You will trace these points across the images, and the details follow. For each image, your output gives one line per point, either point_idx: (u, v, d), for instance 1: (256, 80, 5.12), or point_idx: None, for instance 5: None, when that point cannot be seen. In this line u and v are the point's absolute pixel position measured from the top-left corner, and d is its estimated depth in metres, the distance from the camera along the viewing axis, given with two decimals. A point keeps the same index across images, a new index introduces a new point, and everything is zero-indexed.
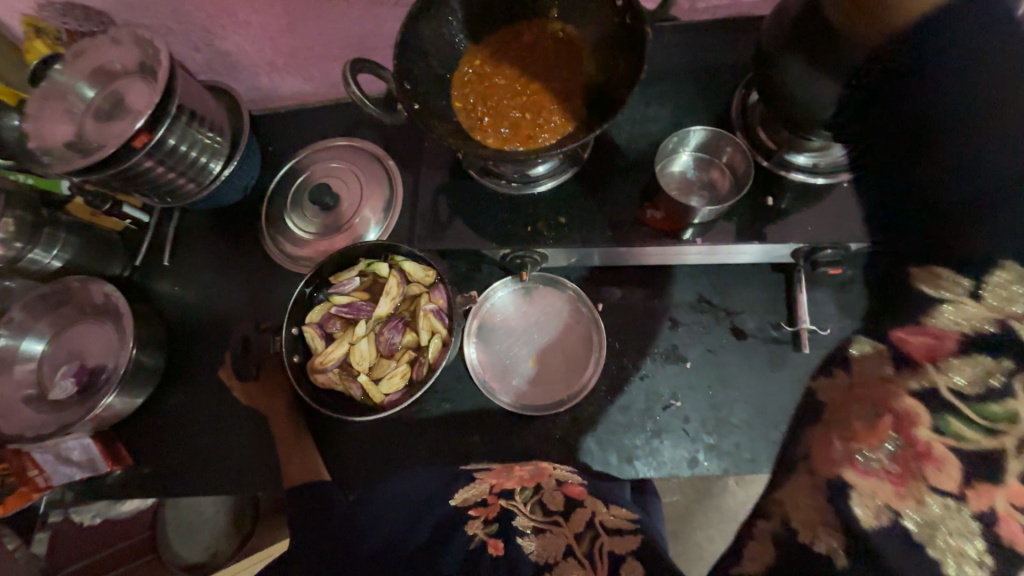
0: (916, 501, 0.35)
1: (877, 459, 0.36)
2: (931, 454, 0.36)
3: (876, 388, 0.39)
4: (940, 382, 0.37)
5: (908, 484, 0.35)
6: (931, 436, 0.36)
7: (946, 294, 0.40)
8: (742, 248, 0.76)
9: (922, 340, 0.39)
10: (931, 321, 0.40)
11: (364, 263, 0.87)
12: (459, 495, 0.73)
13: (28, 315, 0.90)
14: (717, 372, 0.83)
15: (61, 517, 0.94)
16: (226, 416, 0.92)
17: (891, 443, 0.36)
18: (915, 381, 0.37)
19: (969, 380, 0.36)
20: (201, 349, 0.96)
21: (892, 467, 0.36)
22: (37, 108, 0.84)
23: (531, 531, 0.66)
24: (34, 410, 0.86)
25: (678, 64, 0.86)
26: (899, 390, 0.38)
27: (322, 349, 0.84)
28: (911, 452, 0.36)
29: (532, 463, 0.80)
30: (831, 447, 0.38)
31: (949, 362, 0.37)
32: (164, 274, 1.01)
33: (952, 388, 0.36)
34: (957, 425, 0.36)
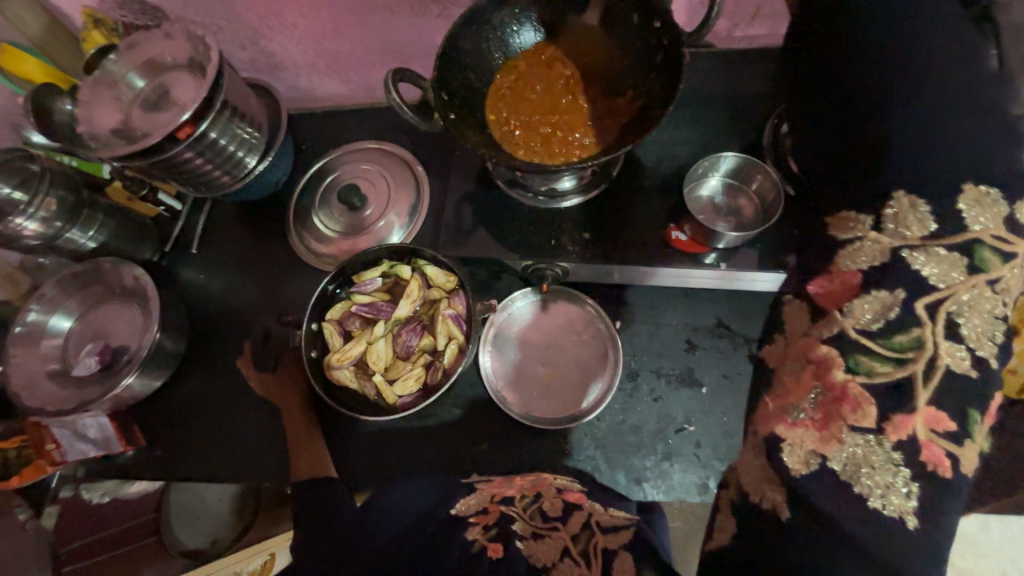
0: (838, 441, 0.42)
1: (803, 410, 0.45)
2: (849, 396, 0.43)
3: (804, 344, 0.49)
4: (847, 325, 0.45)
5: (829, 427, 0.43)
6: (847, 377, 0.44)
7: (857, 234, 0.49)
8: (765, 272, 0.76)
9: (835, 290, 0.49)
10: (841, 265, 0.49)
11: (387, 264, 0.88)
12: (460, 504, 0.73)
13: (59, 292, 0.93)
14: (732, 399, 0.82)
15: (72, 493, 0.96)
16: (240, 404, 0.93)
17: (814, 393, 0.45)
18: (827, 328, 0.47)
19: (873, 316, 0.44)
20: (220, 337, 0.98)
21: (815, 416, 0.44)
22: (88, 94, 0.87)
23: (530, 536, 0.66)
24: (56, 385, 0.88)
25: (710, 90, 0.87)
26: (816, 341, 0.47)
27: (340, 346, 0.85)
28: (829, 396, 0.44)
29: (533, 475, 0.79)
30: (772, 410, 0.49)
31: (851, 307, 0.46)
32: (191, 261, 1.04)
33: (859, 327, 0.45)
34: (867, 363, 0.43)
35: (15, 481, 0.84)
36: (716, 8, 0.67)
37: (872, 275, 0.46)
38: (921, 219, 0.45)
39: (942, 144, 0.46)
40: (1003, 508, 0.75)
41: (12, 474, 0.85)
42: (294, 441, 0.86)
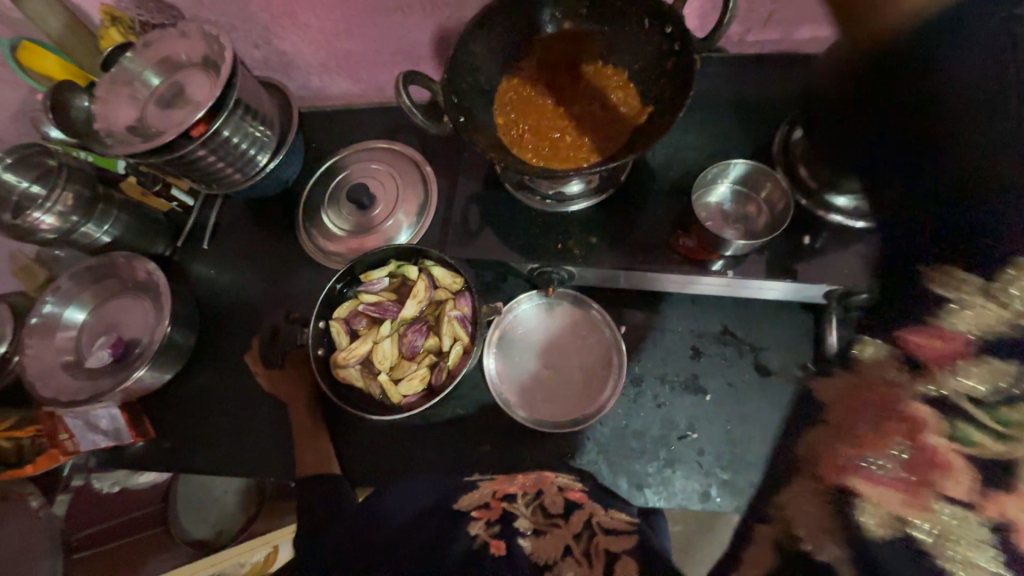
0: (925, 509, 0.33)
1: (882, 464, 0.35)
2: (945, 464, 0.33)
3: (888, 387, 0.37)
4: (952, 390, 0.34)
5: (918, 494, 0.34)
6: (943, 441, 0.34)
7: (963, 294, 0.36)
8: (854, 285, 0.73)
9: (934, 345, 0.36)
10: (940, 320, 0.37)
11: (394, 264, 0.89)
12: (462, 498, 0.74)
13: (75, 285, 0.95)
14: (737, 408, 0.82)
15: (83, 482, 0.99)
16: (248, 399, 0.95)
17: (900, 446, 0.34)
18: (925, 385, 0.35)
19: (983, 383, 0.34)
20: (229, 333, 0.99)
21: (903, 476, 0.34)
22: (106, 91, 0.89)
23: (531, 533, 0.66)
24: (69, 376, 0.90)
25: (721, 95, 0.86)
26: (909, 394, 0.36)
27: (345, 344, 0.86)
28: (921, 458, 0.34)
29: (535, 470, 0.80)
30: (837, 449, 0.37)
31: (962, 367, 0.34)
32: (203, 257, 1.05)
33: (967, 395, 0.34)
34: (972, 432, 0.33)
35: (30, 469, 0.86)
36: (728, 14, 0.67)
37: (992, 346, 0.34)
38: None
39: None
40: None
41: (26, 462, 0.88)
42: (300, 435, 0.87)
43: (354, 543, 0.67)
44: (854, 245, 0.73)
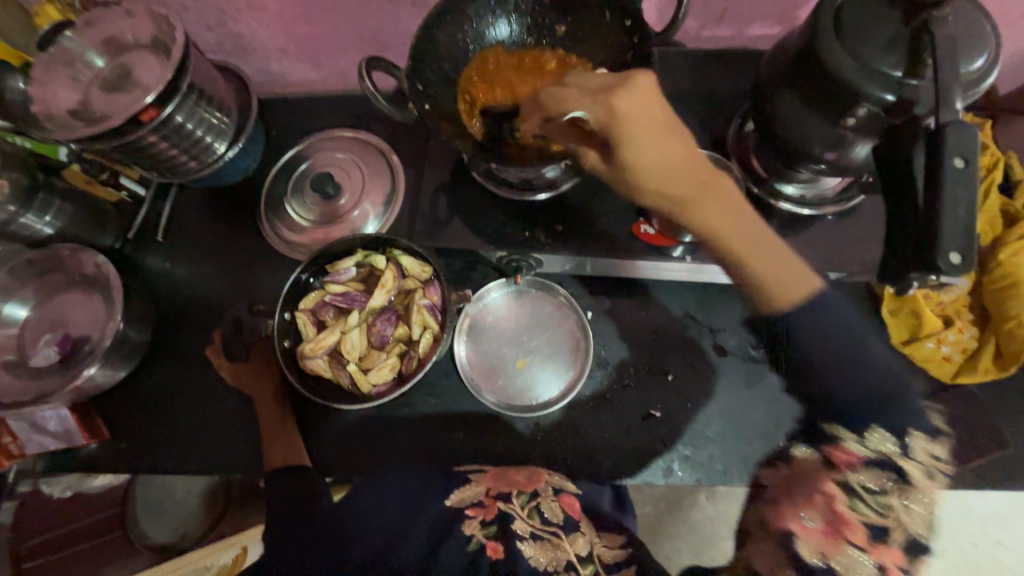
0: (840, 549, 0.49)
1: (811, 518, 0.51)
2: (847, 521, 0.50)
3: (813, 471, 0.54)
4: (852, 478, 0.53)
5: (832, 536, 0.49)
6: (847, 508, 0.51)
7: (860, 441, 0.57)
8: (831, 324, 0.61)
9: (843, 457, 0.55)
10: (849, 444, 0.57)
11: (362, 254, 0.88)
12: (455, 495, 0.74)
13: (15, 280, 0.89)
14: (697, 387, 0.87)
15: (30, 488, 0.91)
16: (210, 395, 0.92)
17: (821, 509, 0.51)
18: (837, 472, 0.53)
19: (872, 479, 0.53)
20: (188, 328, 0.96)
21: (822, 525, 0.50)
22: (43, 72, 0.83)
23: (529, 536, 0.68)
24: (12, 376, 0.85)
25: (679, 87, 0.90)
26: (828, 478, 0.53)
27: (313, 335, 0.85)
28: (834, 519, 0.50)
29: (526, 467, 0.81)
30: (783, 507, 0.52)
31: (858, 470, 0.53)
32: (157, 250, 1.01)
33: (862, 484, 0.52)
34: (861, 507, 0.51)
35: None
36: (683, 9, 0.70)
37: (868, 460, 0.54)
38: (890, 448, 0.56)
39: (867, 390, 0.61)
40: None
41: None
42: (267, 429, 0.86)
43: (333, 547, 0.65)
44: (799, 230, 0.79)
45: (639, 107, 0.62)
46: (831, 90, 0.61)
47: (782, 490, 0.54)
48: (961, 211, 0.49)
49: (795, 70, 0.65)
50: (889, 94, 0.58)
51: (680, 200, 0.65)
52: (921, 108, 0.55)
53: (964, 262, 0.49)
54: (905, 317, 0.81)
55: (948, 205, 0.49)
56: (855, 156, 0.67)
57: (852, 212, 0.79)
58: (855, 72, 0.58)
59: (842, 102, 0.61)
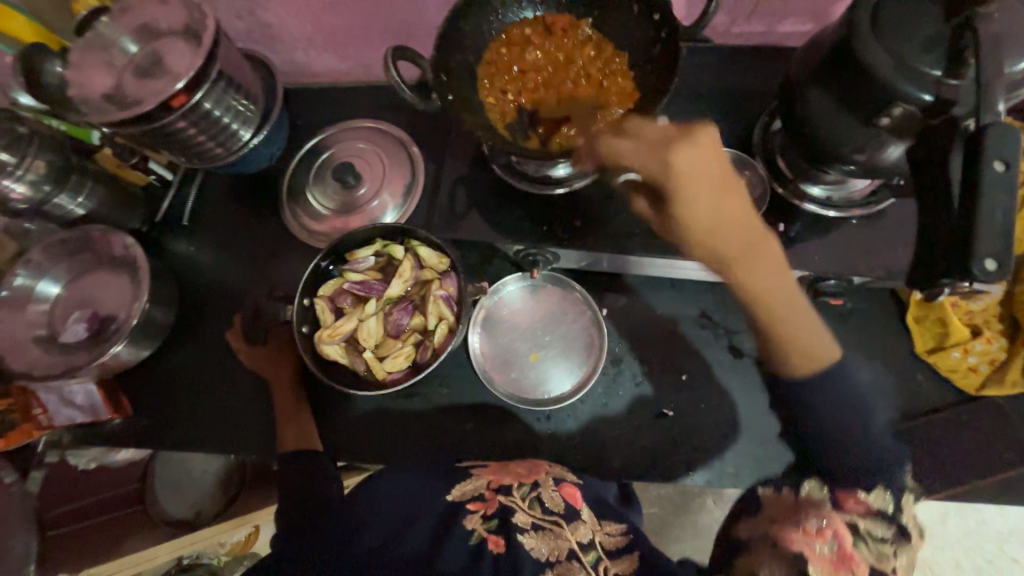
0: None
1: (823, 546, 0.53)
2: (852, 558, 0.53)
3: (819, 509, 0.56)
4: (856, 519, 0.55)
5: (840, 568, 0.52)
6: (855, 548, 0.53)
7: (870, 496, 0.56)
8: (843, 401, 0.56)
9: (848, 501, 0.56)
10: (856, 489, 0.57)
11: (380, 243, 0.88)
12: (455, 489, 0.73)
13: (46, 258, 0.91)
14: (710, 387, 0.86)
15: (57, 459, 0.95)
16: (229, 377, 0.94)
17: (831, 541, 0.53)
18: (843, 513, 0.55)
19: (875, 524, 0.55)
20: (210, 310, 0.98)
21: (833, 556, 0.52)
22: (80, 57, 0.86)
23: (530, 528, 0.66)
24: (41, 350, 0.88)
25: (706, 84, 0.88)
26: (833, 515, 0.55)
27: (331, 322, 0.86)
28: (842, 554, 0.53)
29: (527, 462, 0.81)
30: (796, 531, 0.54)
31: (861, 513, 0.56)
32: (182, 233, 1.03)
33: (865, 528, 0.55)
34: (863, 548, 0.54)
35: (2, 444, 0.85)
36: (713, 3, 0.69)
37: (870, 508, 0.56)
38: (885, 501, 0.56)
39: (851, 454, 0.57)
40: (954, 495, 0.81)
41: None
42: (283, 411, 0.87)
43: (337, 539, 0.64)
44: (823, 233, 0.77)
45: (703, 165, 0.56)
46: (867, 89, 0.60)
47: (788, 514, 0.56)
48: (998, 214, 0.47)
49: (830, 67, 0.63)
50: (928, 95, 0.55)
51: (726, 260, 0.57)
52: (960, 109, 0.53)
53: (999, 270, 0.48)
54: (938, 326, 0.81)
55: (987, 206, 0.47)
56: (887, 159, 0.66)
57: (880, 216, 0.77)
58: (893, 71, 0.56)
59: (875, 102, 0.60)
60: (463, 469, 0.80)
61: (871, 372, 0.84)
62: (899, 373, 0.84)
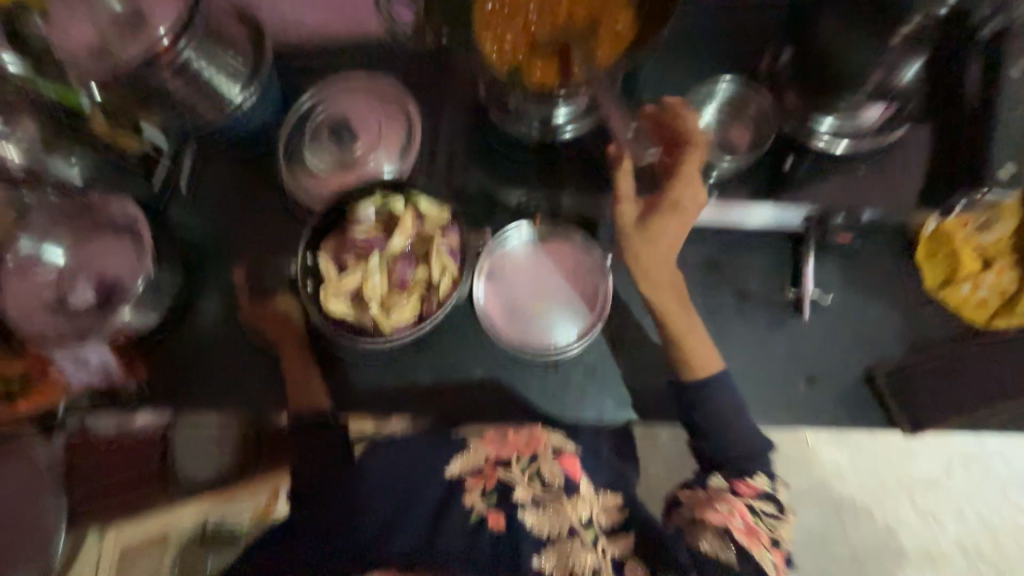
0: (753, 546, 0.65)
1: (734, 521, 0.67)
2: (755, 530, 0.67)
3: (725, 496, 0.70)
4: (756, 502, 0.69)
5: (749, 538, 0.65)
6: (756, 520, 0.68)
7: (762, 481, 0.72)
8: (729, 400, 0.75)
9: (746, 486, 0.71)
10: (750, 476, 0.72)
11: (380, 197, 0.87)
12: (455, 464, 0.76)
13: (49, 222, 0.93)
14: (715, 329, 0.85)
15: (77, 424, 0.95)
16: (238, 339, 0.96)
17: (737, 517, 0.67)
18: (747, 494, 0.70)
19: (768, 504, 0.70)
20: (214, 275, 0.99)
21: (741, 528, 0.66)
22: (62, 12, 0.83)
23: (530, 504, 0.70)
24: (53, 315, 0.88)
25: (711, 17, 0.85)
26: (739, 498, 0.69)
27: (335, 278, 0.85)
28: (747, 526, 0.67)
29: (527, 427, 0.80)
30: (710, 519, 0.67)
31: (757, 492, 0.70)
32: (178, 199, 1.02)
33: (762, 508, 0.69)
34: (763, 519, 0.68)
35: (26, 402, 0.90)
36: None
37: (762, 489, 0.71)
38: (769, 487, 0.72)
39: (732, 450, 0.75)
40: (961, 430, 0.81)
41: (20, 394, 0.90)
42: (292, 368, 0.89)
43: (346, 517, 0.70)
44: None
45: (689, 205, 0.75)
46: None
47: (703, 504, 0.70)
48: None
49: None
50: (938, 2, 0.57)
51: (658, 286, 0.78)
52: None
53: None
54: (942, 262, 0.82)
55: None
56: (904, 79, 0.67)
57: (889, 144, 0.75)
58: None
59: (887, 16, 0.59)
60: (458, 436, 0.81)
61: (879, 310, 0.83)
62: (906, 310, 0.83)
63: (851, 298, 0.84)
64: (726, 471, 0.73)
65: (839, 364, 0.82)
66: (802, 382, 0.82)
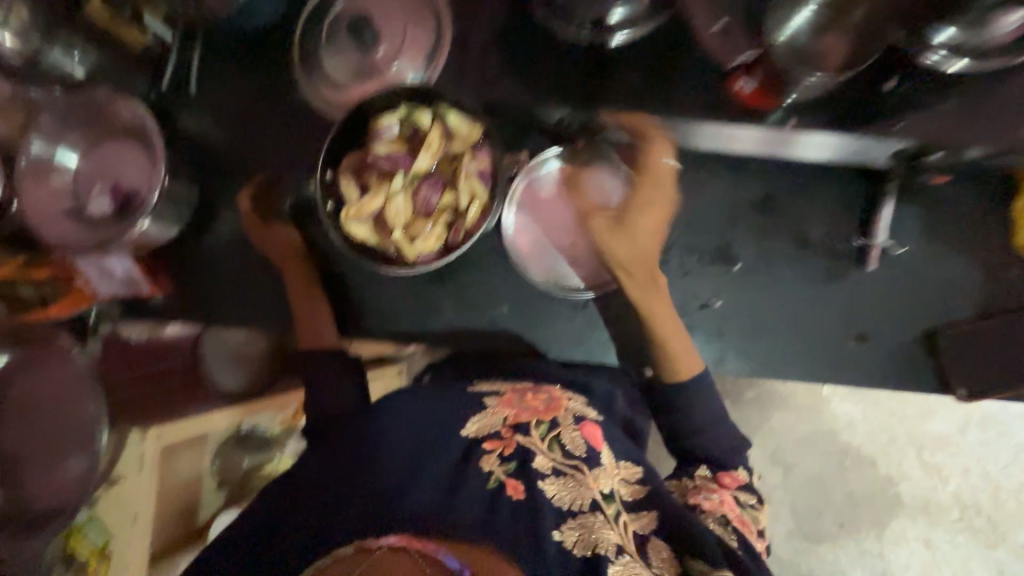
0: (741, 533, 0.69)
1: (722, 513, 0.70)
2: (740, 520, 0.70)
3: (713, 488, 0.74)
4: (738, 494, 0.74)
5: (737, 527, 0.69)
6: (741, 510, 0.72)
7: (743, 472, 0.77)
8: (706, 399, 0.77)
9: (730, 478, 0.75)
10: (733, 467, 0.76)
11: (405, 109, 0.78)
12: (470, 426, 0.73)
13: (56, 123, 0.86)
14: (765, 276, 0.79)
15: (109, 331, 1.00)
16: (260, 258, 0.93)
17: (724, 508, 0.71)
18: (733, 488, 0.74)
19: (750, 497, 0.74)
20: (232, 191, 0.94)
21: (729, 517, 0.70)
22: None
23: (551, 473, 0.66)
24: (72, 223, 0.85)
25: None
26: (725, 491, 0.73)
27: (356, 200, 0.79)
28: (735, 516, 0.70)
29: (545, 391, 0.80)
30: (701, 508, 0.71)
31: (739, 484, 0.75)
32: (188, 104, 0.94)
33: (745, 500, 0.73)
34: (746, 509, 0.72)
35: (54, 310, 0.90)
36: None
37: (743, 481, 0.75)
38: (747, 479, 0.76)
39: (712, 438, 0.77)
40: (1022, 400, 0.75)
41: (49, 303, 0.91)
42: None
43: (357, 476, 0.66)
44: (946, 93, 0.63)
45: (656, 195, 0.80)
46: None
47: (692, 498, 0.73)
48: None
49: None
50: None
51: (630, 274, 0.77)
52: None
53: None
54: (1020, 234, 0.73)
55: None
56: None
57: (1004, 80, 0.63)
58: None
59: None
60: (475, 397, 0.79)
61: (953, 266, 0.75)
62: (984, 268, 0.75)
63: (923, 251, 0.76)
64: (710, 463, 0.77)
65: (897, 322, 0.76)
66: (853, 338, 0.76)
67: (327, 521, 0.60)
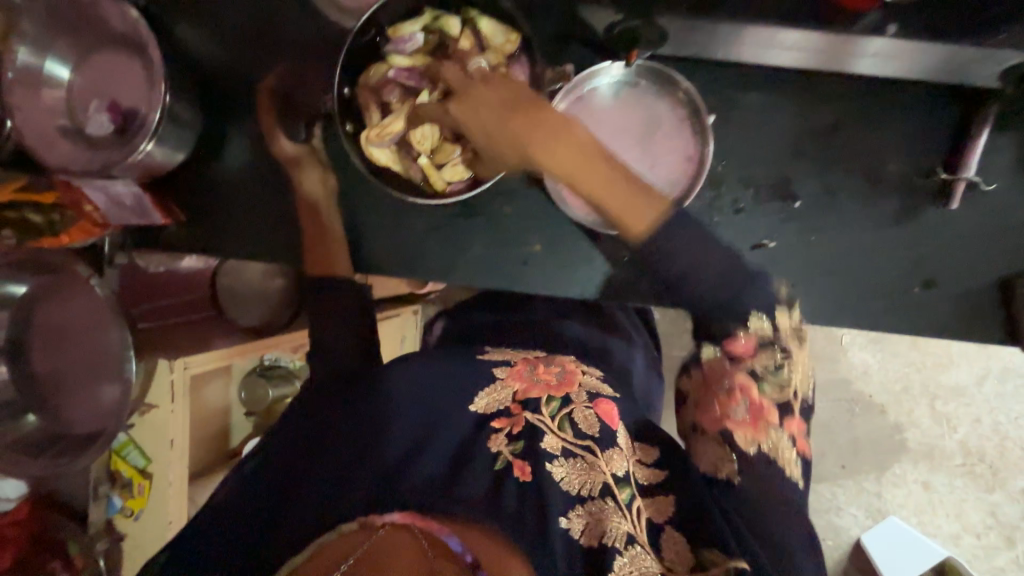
0: (762, 432, 0.64)
1: (738, 411, 0.64)
2: (760, 407, 0.64)
3: (719, 377, 0.66)
4: (754, 364, 0.65)
5: (756, 422, 0.64)
6: (760, 393, 0.64)
7: (761, 327, 0.66)
8: (698, 249, 0.65)
9: (741, 347, 0.65)
10: (744, 329, 0.66)
11: (430, 15, 0.71)
12: (478, 401, 0.70)
13: (39, 29, 0.77)
14: (828, 217, 0.72)
15: (127, 262, 0.95)
16: (273, 189, 0.87)
17: (739, 405, 0.64)
18: (750, 363, 0.65)
19: (769, 358, 0.65)
20: (238, 112, 0.86)
21: (745, 414, 0.64)
22: None
23: (562, 454, 0.62)
24: (72, 143, 0.78)
25: None
26: (735, 372, 0.65)
27: (377, 121, 0.72)
28: (753, 408, 0.64)
29: (557, 364, 0.76)
30: (714, 412, 0.66)
31: (754, 354, 0.65)
32: (185, 11, 0.84)
33: (763, 367, 0.65)
34: (765, 382, 0.65)
35: (67, 239, 0.85)
36: None
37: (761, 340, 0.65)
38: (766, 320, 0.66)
39: (713, 285, 0.66)
40: None
41: (60, 232, 0.85)
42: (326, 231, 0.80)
43: (352, 465, 0.64)
44: None
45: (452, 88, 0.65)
46: None
47: (703, 392, 0.67)
48: None
49: None
50: None
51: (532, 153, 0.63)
52: None
53: None
54: None
55: None
56: None
57: None
58: None
59: None
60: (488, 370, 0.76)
61: None
62: None
63: (1009, 190, 0.68)
64: (712, 337, 0.68)
65: (966, 269, 0.70)
66: (917, 286, 0.71)
67: (329, 506, 0.58)
